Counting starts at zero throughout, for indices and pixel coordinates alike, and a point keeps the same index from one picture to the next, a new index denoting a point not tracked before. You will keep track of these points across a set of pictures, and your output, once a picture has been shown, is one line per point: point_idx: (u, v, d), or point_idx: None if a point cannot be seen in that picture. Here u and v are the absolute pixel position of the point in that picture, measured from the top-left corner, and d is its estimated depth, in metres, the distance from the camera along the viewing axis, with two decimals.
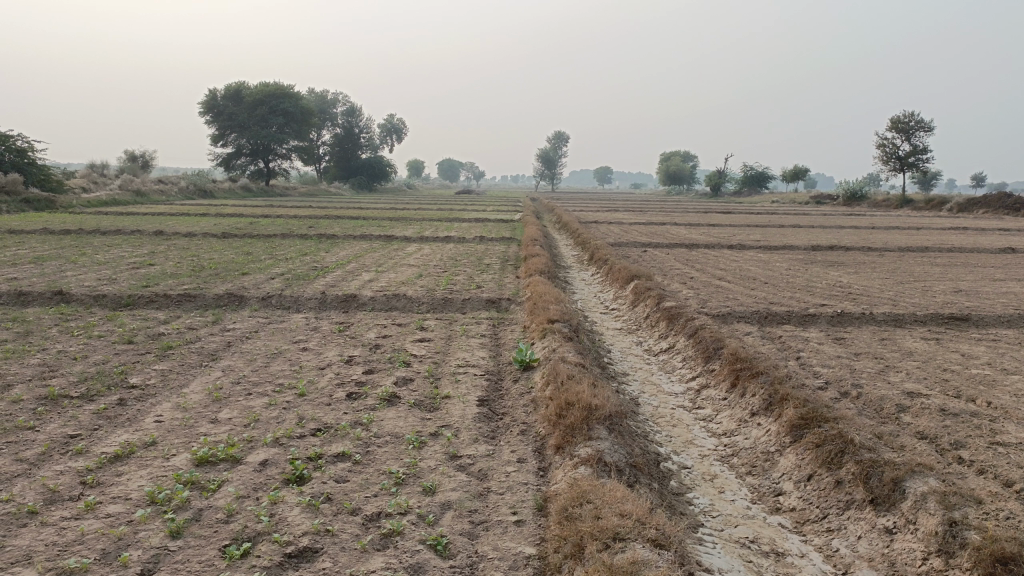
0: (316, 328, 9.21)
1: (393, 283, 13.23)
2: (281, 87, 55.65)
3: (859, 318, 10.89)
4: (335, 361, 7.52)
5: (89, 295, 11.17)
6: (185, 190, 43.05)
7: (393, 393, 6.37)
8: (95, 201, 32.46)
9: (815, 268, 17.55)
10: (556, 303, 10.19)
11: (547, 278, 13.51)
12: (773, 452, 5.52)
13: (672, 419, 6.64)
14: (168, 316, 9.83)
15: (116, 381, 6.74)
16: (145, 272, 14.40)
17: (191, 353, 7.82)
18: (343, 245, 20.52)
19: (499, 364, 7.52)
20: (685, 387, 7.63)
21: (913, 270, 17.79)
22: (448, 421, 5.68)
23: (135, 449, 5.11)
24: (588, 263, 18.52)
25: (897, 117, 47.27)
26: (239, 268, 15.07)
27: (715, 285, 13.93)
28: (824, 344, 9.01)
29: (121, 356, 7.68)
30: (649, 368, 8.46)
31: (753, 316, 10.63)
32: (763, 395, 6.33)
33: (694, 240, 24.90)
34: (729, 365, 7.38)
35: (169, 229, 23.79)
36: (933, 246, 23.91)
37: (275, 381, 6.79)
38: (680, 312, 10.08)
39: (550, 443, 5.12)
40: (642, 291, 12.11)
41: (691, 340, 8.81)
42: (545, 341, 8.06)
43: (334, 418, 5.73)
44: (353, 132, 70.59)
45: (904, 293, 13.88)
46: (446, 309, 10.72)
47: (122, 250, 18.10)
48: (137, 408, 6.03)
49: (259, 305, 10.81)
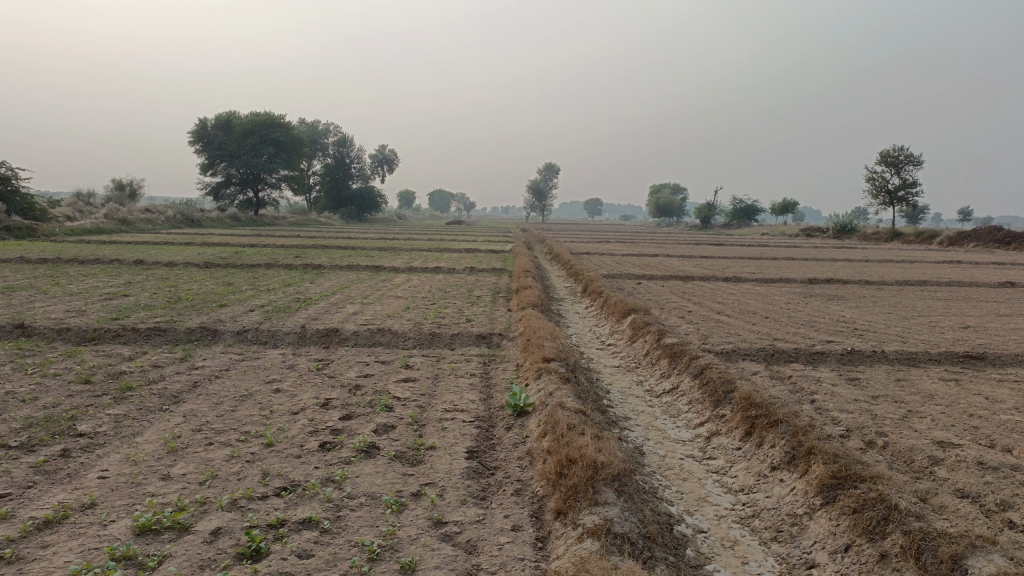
0: (292, 366, 8.54)
1: (379, 316, 12.56)
2: (272, 117, 55.45)
3: (870, 356, 10.30)
4: (310, 405, 6.84)
5: (52, 328, 10.46)
6: (172, 219, 42.41)
7: (372, 443, 5.71)
8: (79, 229, 31.80)
9: (815, 302, 17.02)
10: (551, 340, 9.53)
11: (540, 312, 12.91)
12: (801, 515, 4.87)
13: (681, 472, 5.98)
14: (133, 352, 9.13)
15: (62, 428, 6.02)
16: (119, 304, 13.70)
17: (152, 396, 7.12)
18: (328, 276, 19.86)
19: (489, 408, 6.86)
20: (693, 434, 6.99)
21: (915, 304, 17.26)
22: (432, 478, 5.00)
23: (70, 513, 4.40)
24: (581, 295, 17.96)
25: (885, 151, 47.38)
26: (217, 300, 14.41)
27: (715, 320, 13.33)
28: (838, 386, 8.38)
29: (75, 399, 6.97)
30: (653, 412, 7.82)
31: (759, 353, 10.02)
32: (785, 447, 5.69)
33: (689, 272, 24.41)
34: (742, 411, 6.74)
35: (151, 258, 23.10)
36: (932, 280, 23.44)
37: (240, 429, 6.11)
38: (683, 349, 9.48)
39: (549, 507, 4.48)
40: (640, 326, 11.51)
41: (696, 381, 8.19)
42: (540, 382, 7.40)
43: (303, 474, 5.06)
44: (344, 162, 70.45)
45: (910, 328, 13.33)
46: (433, 345, 10.06)
47: (98, 280, 17.41)
48: (79, 461, 5.32)
49: (234, 340, 10.14)
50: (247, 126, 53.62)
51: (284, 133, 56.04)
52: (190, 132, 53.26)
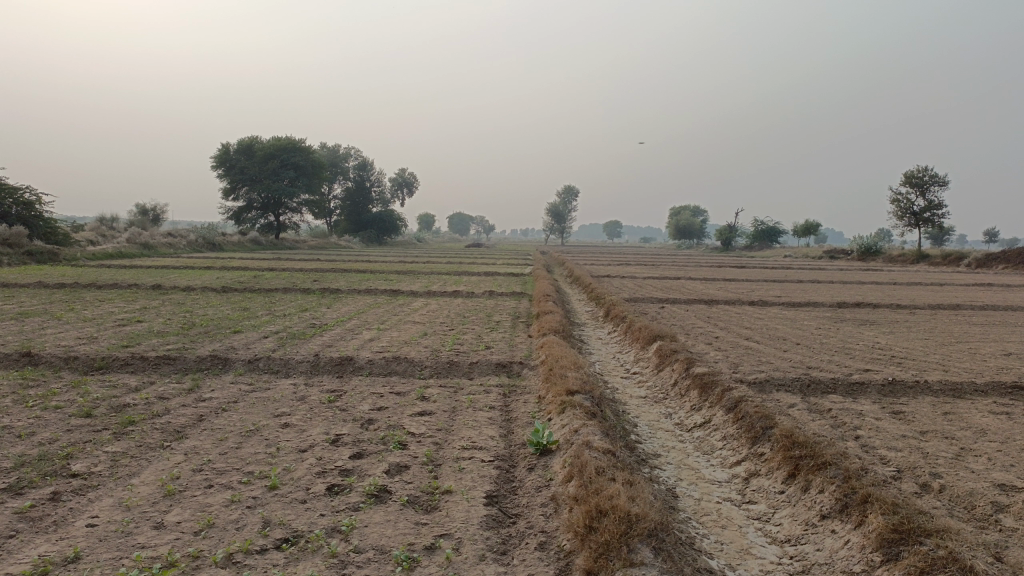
0: (303, 398, 8.13)
1: (395, 344, 12.13)
2: (294, 142, 55.77)
3: (912, 387, 9.72)
4: (319, 441, 6.42)
5: (60, 357, 10.15)
6: (194, 243, 42.51)
7: (383, 486, 5.28)
8: (101, 253, 31.90)
9: (847, 328, 16.40)
10: (576, 370, 9.07)
11: (562, 339, 12.46)
12: (858, 573, 4.37)
13: (720, 519, 5.49)
14: (140, 383, 8.79)
15: (55, 467, 5.64)
16: (132, 330, 13.41)
17: (153, 431, 6.73)
18: (346, 301, 19.54)
19: (509, 446, 6.41)
20: (730, 474, 6.49)
21: (952, 330, 16.57)
22: (447, 528, 4.55)
23: (50, 569, 4.00)
24: (603, 320, 17.48)
25: (909, 172, 46.63)
26: (232, 326, 14.07)
27: (744, 347, 12.80)
28: (883, 421, 7.82)
29: (73, 434, 6.59)
30: (684, 448, 7.33)
31: (795, 384, 9.48)
32: (836, 494, 5.19)
33: (713, 295, 23.84)
34: (784, 450, 6.23)
35: (169, 282, 22.94)
36: (965, 304, 22.69)
37: (244, 469, 5.70)
38: (714, 379, 9.00)
39: (578, 565, 4.02)
40: (667, 353, 11.03)
41: (731, 415, 7.69)
42: (563, 417, 6.94)
43: (307, 523, 4.63)
44: (365, 186, 70.73)
45: (949, 356, 12.71)
46: (451, 374, 9.63)
47: (113, 305, 17.20)
48: (68, 506, 4.92)
49: (245, 370, 9.77)
50: (268, 150, 53.94)
51: (306, 158, 56.30)
52: (213, 157, 53.66)
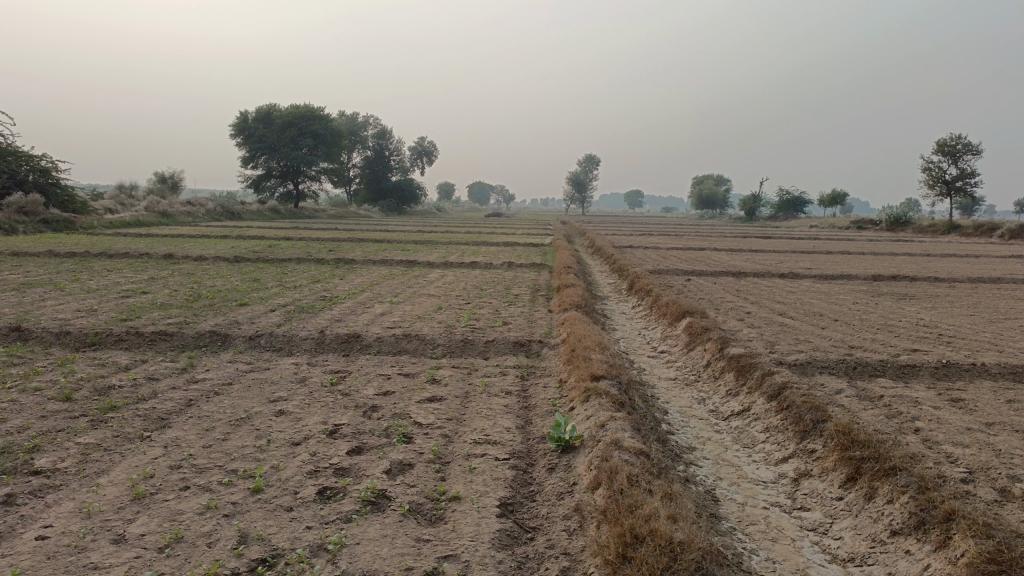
0: (303, 381, 7.46)
1: (407, 318, 11.44)
2: (312, 109, 54.91)
3: (969, 370, 8.85)
4: (315, 432, 5.75)
5: (52, 331, 9.53)
6: (213, 211, 41.97)
7: (381, 491, 4.59)
8: (119, 221, 31.47)
9: (885, 302, 15.45)
10: (601, 351, 8.31)
11: (585, 314, 11.71)
12: None
13: (770, 529, 4.77)
14: (131, 361, 8.15)
15: (15, 463, 5.00)
16: (134, 303, 12.77)
17: (135, 419, 6.09)
18: (359, 271, 18.84)
19: (526, 441, 5.69)
20: (776, 474, 5.75)
21: (997, 305, 15.54)
22: (453, 548, 3.86)
23: None
24: (627, 292, 16.67)
25: (943, 138, 44.97)
26: (239, 299, 13.40)
27: (779, 324, 11.96)
28: (943, 411, 7.02)
29: (46, 422, 5.95)
30: (722, 441, 6.59)
31: (839, 367, 8.66)
32: (909, 507, 4.45)
33: (740, 267, 22.94)
34: (840, 449, 5.48)
35: (182, 251, 22.40)
36: (1006, 277, 21.55)
37: (227, 466, 5.04)
38: (753, 361, 8.21)
39: None
40: (698, 331, 10.24)
41: (774, 404, 6.93)
42: (588, 408, 6.22)
43: (289, 539, 3.96)
44: (384, 154, 69.82)
45: (1001, 334, 11.79)
46: (465, 354, 8.92)
47: (120, 276, 16.59)
48: (19, 514, 4.28)
49: (245, 347, 9.12)
50: (285, 118, 53.06)
51: (324, 125, 55.41)
52: (231, 125, 52.97)
